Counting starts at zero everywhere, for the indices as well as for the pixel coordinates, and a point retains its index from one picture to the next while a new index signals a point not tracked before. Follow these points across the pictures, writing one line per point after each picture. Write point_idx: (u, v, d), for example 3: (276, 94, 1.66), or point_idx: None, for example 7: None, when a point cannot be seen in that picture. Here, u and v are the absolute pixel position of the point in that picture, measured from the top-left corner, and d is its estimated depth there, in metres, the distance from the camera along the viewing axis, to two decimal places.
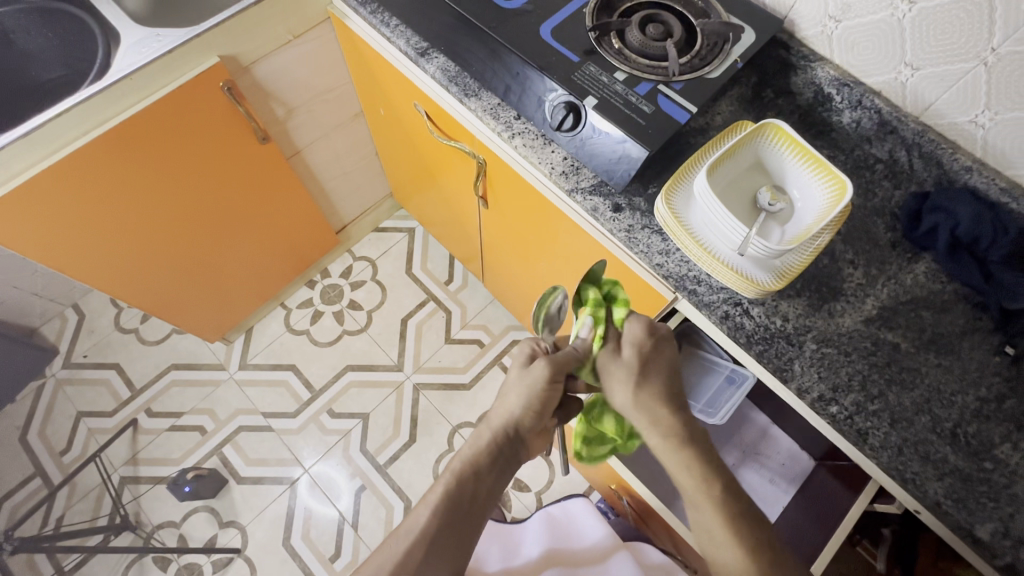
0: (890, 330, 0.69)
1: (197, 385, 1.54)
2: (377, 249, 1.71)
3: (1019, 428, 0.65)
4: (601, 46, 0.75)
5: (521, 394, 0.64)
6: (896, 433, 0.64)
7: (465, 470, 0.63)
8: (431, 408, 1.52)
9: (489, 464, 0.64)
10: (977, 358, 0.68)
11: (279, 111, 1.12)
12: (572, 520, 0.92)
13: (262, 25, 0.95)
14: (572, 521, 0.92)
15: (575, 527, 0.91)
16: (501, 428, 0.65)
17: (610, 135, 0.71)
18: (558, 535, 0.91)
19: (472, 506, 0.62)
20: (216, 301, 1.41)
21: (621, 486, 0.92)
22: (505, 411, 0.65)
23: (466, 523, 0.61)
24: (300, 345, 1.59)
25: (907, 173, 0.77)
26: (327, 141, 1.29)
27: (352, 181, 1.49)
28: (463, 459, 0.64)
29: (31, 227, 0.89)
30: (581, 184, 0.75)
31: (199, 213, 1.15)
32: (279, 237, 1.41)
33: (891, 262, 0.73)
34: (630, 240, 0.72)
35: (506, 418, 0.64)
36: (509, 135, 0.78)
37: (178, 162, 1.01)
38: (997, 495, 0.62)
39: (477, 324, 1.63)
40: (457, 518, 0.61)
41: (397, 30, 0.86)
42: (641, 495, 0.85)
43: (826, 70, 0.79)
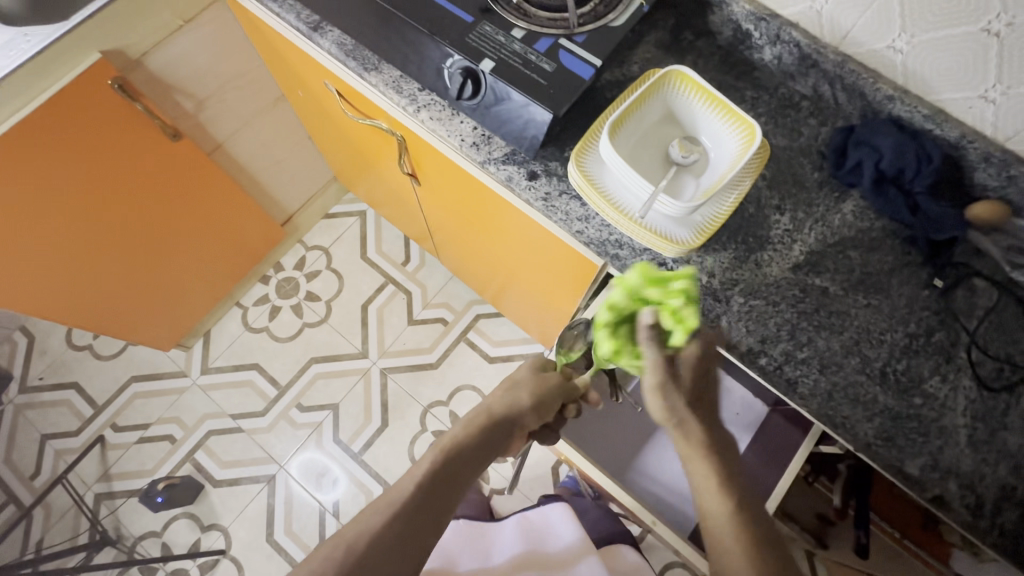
0: (818, 276, 0.68)
1: (161, 395, 1.51)
2: (329, 237, 1.66)
3: (947, 359, 0.64)
4: (496, 2, 0.69)
5: (531, 391, 0.71)
6: (826, 378, 0.64)
7: (455, 447, 0.65)
8: (400, 392, 1.52)
9: (488, 443, 0.67)
10: (907, 293, 0.67)
11: (186, 105, 1.05)
12: (546, 523, 0.92)
13: (142, 13, 0.87)
14: (547, 525, 0.91)
15: (551, 531, 0.91)
16: (503, 415, 0.69)
17: (513, 101, 0.66)
18: (534, 540, 0.90)
19: (459, 476, 0.64)
20: (165, 311, 1.36)
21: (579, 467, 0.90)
22: (508, 400, 0.70)
23: (450, 494, 0.63)
24: (261, 344, 1.56)
25: (833, 108, 0.74)
26: (249, 131, 1.22)
27: (288, 169, 1.43)
28: (463, 428, 0.67)
29: None
30: (493, 154, 0.71)
31: (124, 224, 1.09)
32: (220, 236, 1.35)
33: (818, 203, 0.71)
34: (548, 208, 0.69)
35: (509, 407, 0.69)
36: (415, 109, 0.74)
37: (84, 175, 0.95)
38: (926, 430, 0.62)
39: (439, 303, 1.60)
40: (446, 486, 0.63)
41: (285, 5, 0.79)
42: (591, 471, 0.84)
43: (741, 5, 0.74)
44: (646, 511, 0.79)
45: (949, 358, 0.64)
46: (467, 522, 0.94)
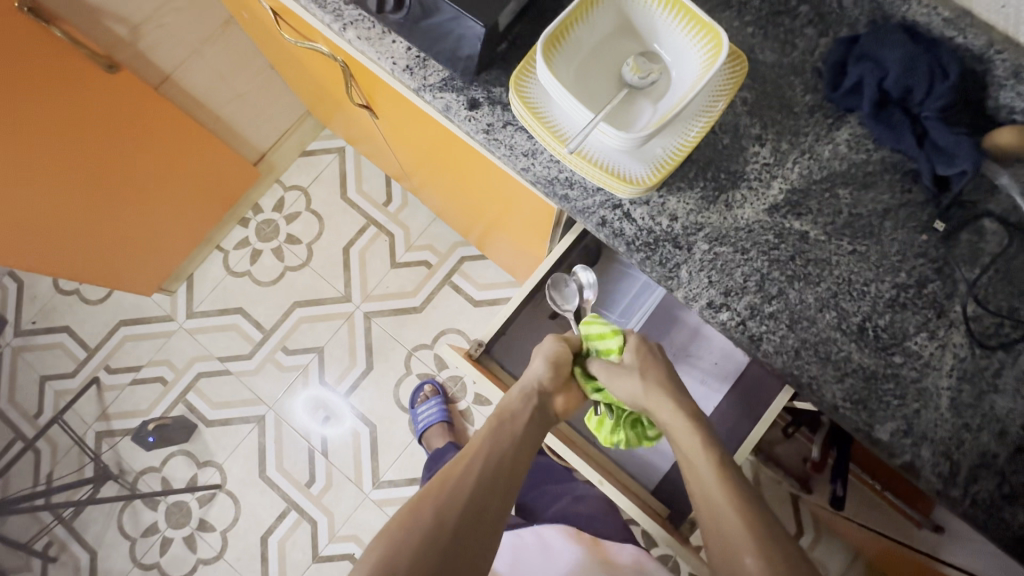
0: (797, 218, 0.59)
1: (150, 338, 1.52)
2: (308, 176, 1.59)
3: (939, 314, 0.57)
4: None
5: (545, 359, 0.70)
6: (794, 335, 0.57)
7: (505, 416, 0.64)
8: (385, 335, 1.50)
9: (520, 440, 0.62)
10: (900, 238, 0.58)
11: (121, 31, 0.95)
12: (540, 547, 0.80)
13: None
14: (540, 549, 0.79)
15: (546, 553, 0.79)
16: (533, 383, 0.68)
17: (441, 14, 0.55)
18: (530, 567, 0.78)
19: (499, 488, 0.57)
20: (138, 255, 1.33)
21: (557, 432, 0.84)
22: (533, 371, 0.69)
23: (489, 518, 0.55)
24: (244, 287, 1.54)
25: (836, 14, 0.61)
26: (200, 59, 1.12)
27: (253, 102, 1.33)
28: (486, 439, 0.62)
29: None
30: (428, 80, 0.62)
31: (74, 167, 1.03)
32: (187, 176, 1.29)
33: (807, 132, 0.61)
34: (490, 142, 0.60)
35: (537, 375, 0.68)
36: (341, 27, 0.64)
37: (13, 113, 0.88)
38: (903, 392, 0.55)
39: (422, 245, 1.54)
40: (479, 505, 0.55)
41: None
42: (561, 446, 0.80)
43: None
44: (590, 471, 0.77)
45: (941, 313, 0.57)
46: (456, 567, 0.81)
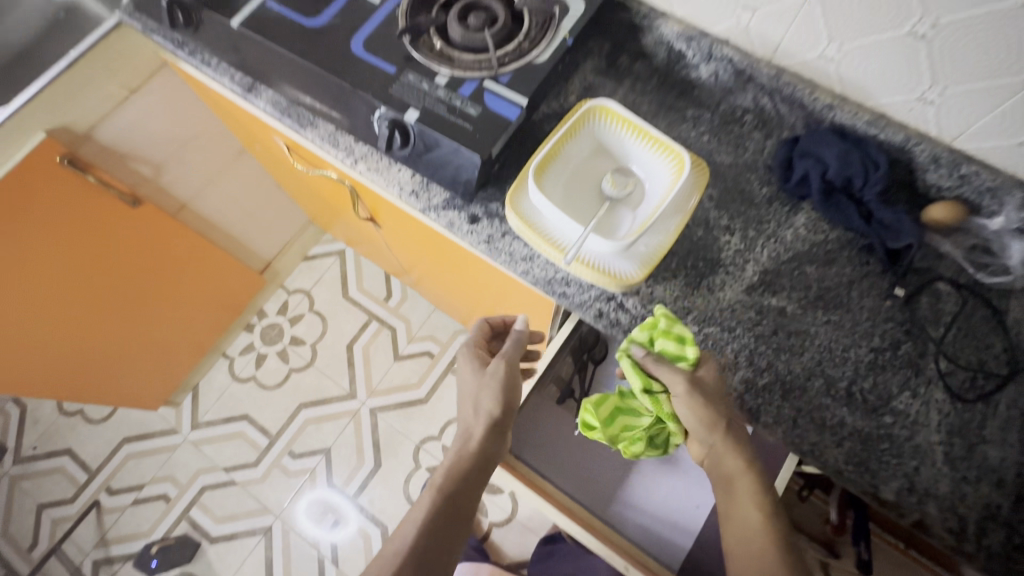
0: (773, 296, 0.65)
1: (154, 453, 1.51)
2: (310, 279, 1.66)
3: (917, 373, 0.62)
4: (418, 49, 0.67)
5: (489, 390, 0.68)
6: (789, 404, 0.61)
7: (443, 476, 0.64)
8: (392, 429, 1.50)
9: (461, 501, 0.63)
10: (868, 306, 0.65)
11: (145, 170, 1.06)
12: None
13: (87, 87, 0.89)
14: None
15: None
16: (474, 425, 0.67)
17: (443, 149, 0.64)
18: None
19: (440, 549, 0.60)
20: (149, 369, 1.37)
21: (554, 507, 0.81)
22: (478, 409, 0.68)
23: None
24: (249, 393, 1.56)
25: (776, 120, 0.72)
26: (214, 186, 1.23)
27: (261, 218, 1.43)
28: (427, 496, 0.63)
29: None
30: (433, 201, 0.70)
31: (97, 293, 1.09)
32: (199, 289, 1.36)
33: (769, 220, 0.69)
34: (492, 250, 0.68)
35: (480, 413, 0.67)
36: (352, 161, 0.74)
37: (45, 250, 0.95)
38: (900, 450, 0.59)
39: (424, 336, 1.59)
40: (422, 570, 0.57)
41: (220, 69, 0.78)
42: (575, 530, 0.79)
43: (670, 26, 0.72)
44: (617, 558, 0.76)
45: (918, 371, 0.62)
46: None
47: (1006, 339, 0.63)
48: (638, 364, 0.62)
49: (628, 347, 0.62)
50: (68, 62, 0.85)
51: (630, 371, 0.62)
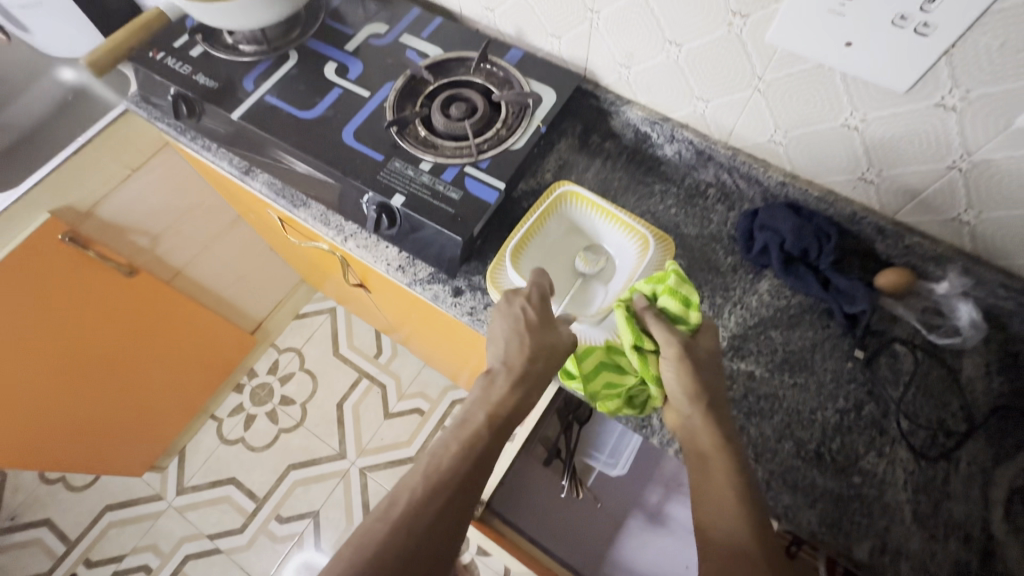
0: (741, 360, 0.69)
1: (136, 521, 1.47)
2: (301, 337, 1.68)
3: (881, 433, 0.65)
4: (403, 139, 0.73)
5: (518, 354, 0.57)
6: (762, 467, 0.63)
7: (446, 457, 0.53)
8: (381, 490, 1.48)
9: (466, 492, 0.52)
10: (831, 368, 0.68)
11: (142, 242, 1.10)
12: None
13: (90, 168, 0.94)
14: None
15: None
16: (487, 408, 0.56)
17: (427, 229, 0.69)
18: None
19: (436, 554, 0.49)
20: (135, 434, 1.36)
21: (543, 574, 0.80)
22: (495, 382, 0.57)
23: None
24: (237, 455, 1.54)
25: (736, 193, 0.78)
26: (208, 253, 1.27)
27: (253, 281, 1.47)
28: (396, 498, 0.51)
29: None
30: (418, 275, 0.74)
31: (88, 361, 1.11)
32: (189, 352, 1.37)
33: (735, 286, 0.73)
34: (475, 322, 0.71)
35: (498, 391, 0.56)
36: (342, 238, 0.78)
37: (40, 322, 0.97)
38: (869, 510, 0.61)
39: (414, 393, 1.60)
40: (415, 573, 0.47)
41: (219, 153, 0.85)
42: None
43: (635, 112, 0.79)
44: None
45: (882, 431, 0.65)
46: None
47: (962, 398, 0.66)
48: (633, 317, 0.58)
49: (629, 299, 0.60)
50: (75, 147, 0.91)
51: (623, 319, 0.58)
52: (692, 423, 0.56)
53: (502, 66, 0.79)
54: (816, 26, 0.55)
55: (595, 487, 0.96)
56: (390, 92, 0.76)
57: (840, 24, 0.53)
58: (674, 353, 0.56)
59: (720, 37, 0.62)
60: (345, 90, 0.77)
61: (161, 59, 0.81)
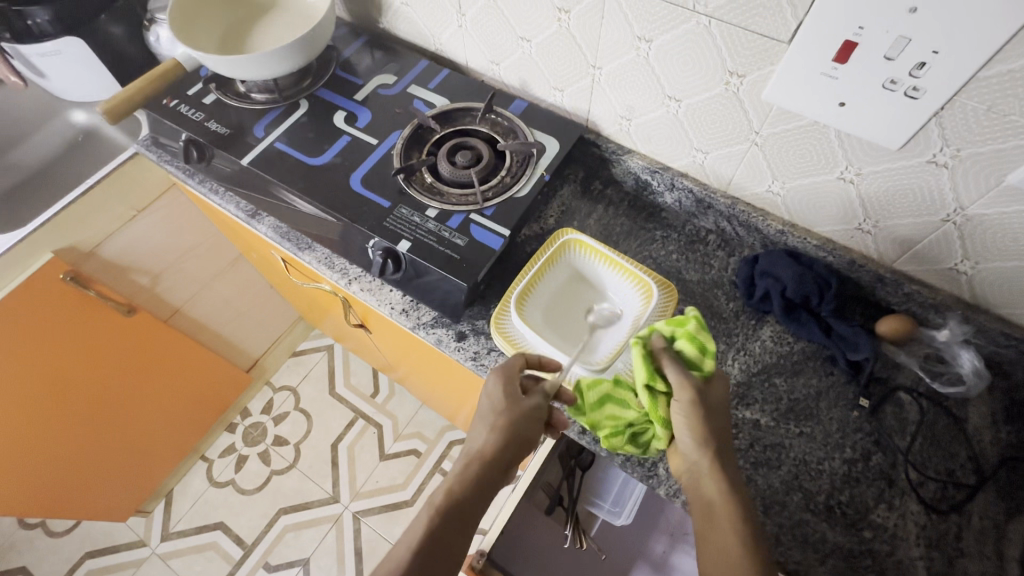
0: (747, 408, 0.68)
1: (117, 570, 1.41)
2: (297, 375, 1.66)
3: (890, 484, 0.64)
4: (410, 185, 0.74)
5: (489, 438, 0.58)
6: (772, 520, 0.62)
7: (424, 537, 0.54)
8: (375, 536, 1.43)
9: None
10: (837, 417, 0.68)
11: (143, 281, 1.09)
12: None
13: (96, 210, 0.95)
14: None
15: None
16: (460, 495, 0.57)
17: (432, 275, 0.69)
18: None
19: None
20: (121, 478, 1.32)
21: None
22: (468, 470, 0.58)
23: None
24: (226, 498, 1.49)
25: (736, 240, 0.80)
26: (209, 291, 1.26)
27: (251, 318, 1.46)
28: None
29: None
30: (422, 319, 0.74)
31: (78, 401, 1.09)
32: (182, 392, 1.35)
33: (738, 332, 0.74)
34: (478, 367, 0.71)
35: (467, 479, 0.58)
36: (346, 282, 0.78)
37: (32, 362, 0.96)
38: (883, 567, 0.59)
39: (411, 433, 1.57)
40: None
41: (226, 197, 0.85)
42: None
43: (636, 161, 0.81)
44: None
45: (892, 483, 0.64)
46: None
47: (970, 448, 0.66)
48: (649, 355, 0.57)
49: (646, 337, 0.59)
50: (83, 189, 0.91)
51: (640, 356, 0.56)
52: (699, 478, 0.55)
53: (507, 116, 0.81)
54: (810, 87, 0.57)
55: (599, 536, 0.93)
56: (398, 140, 0.78)
57: (833, 85, 0.55)
58: (687, 403, 0.55)
59: (718, 95, 0.65)
60: (353, 137, 0.79)
61: (175, 105, 0.83)
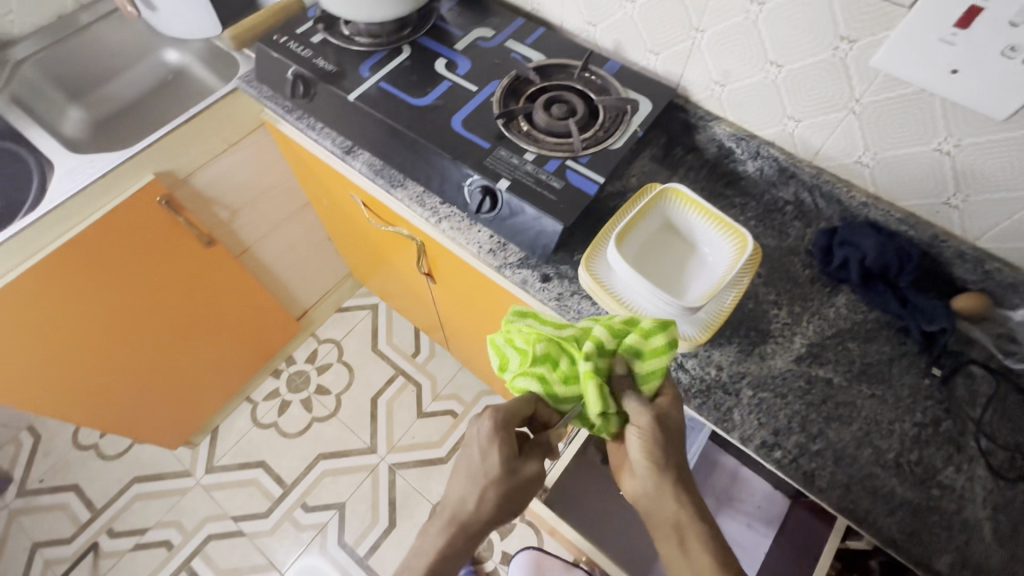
0: (820, 366, 0.71)
1: (162, 496, 1.47)
2: (341, 329, 1.71)
3: (959, 449, 0.66)
4: (509, 130, 0.78)
5: (475, 470, 0.60)
6: (842, 471, 0.64)
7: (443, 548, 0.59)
8: (409, 488, 1.48)
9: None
10: (908, 382, 0.70)
11: (222, 215, 1.14)
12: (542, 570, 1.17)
13: (194, 139, 1.00)
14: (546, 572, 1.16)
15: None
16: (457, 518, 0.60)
17: (527, 214, 0.72)
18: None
19: None
20: (176, 407, 1.38)
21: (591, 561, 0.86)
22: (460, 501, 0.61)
23: None
24: (269, 439, 1.55)
25: (815, 212, 0.81)
26: (276, 235, 1.31)
27: (308, 268, 1.51)
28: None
29: None
30: (508, 259, 0.77)
31: (152, 324, 1.14)
32: (239, 331, 1.40)
33: (813, 298, 0.76)
34: (561, 307, 0.74)
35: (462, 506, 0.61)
36: (436, 220, 0.81)
37: (121, 278, 1.02)
38: (949, 523, 0.61)
39: (448, 394, 1.61)
40: None
41: (323, 133, 0.88)
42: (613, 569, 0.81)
43: (723, 128, 0.83)
44: None
45: (960, 448, 0.66)
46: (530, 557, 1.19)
47: None
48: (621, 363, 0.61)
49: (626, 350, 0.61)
50: (186, 116, 0.96)
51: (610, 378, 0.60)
52: (653, 489, 0.58)
53: (601, 74, 0.84)
54: (924, 53, 0.59)
55: None
56: (497, 88, 0.82)
57: (950, 52, 0.57)
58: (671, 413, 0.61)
59: (822, 61, 0.67)
60: (454, 83, 0.83)
61: (285, 42, 0.88)
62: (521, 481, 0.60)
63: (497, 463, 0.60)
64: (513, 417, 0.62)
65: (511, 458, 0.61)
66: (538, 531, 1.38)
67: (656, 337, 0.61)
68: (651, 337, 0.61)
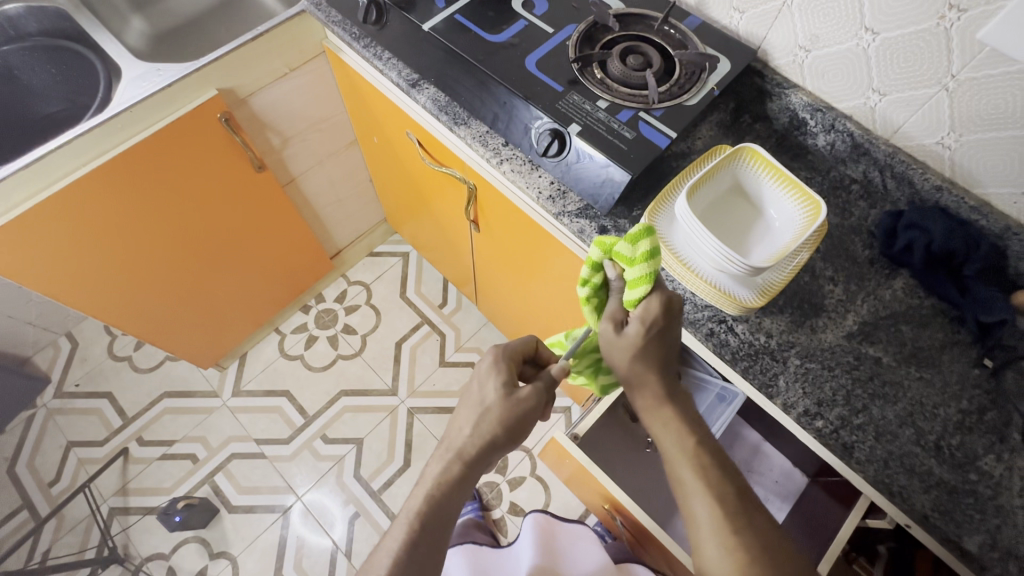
0: (871, 345, 0.71)
1: (189, 412, 1.53)
2: (372, 274, 1.73)
3: (1001, 439, 0.66)
4: (584, 76, 0.77)
5: (478, 395, 0.63)
6: (881, 446, 0.65)
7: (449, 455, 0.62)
8: (425, 432, 1.51)
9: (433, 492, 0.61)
10: (957, 370, 0.70)
11: (274, 141, 1.15)
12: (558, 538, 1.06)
13: (259, 59, 1.00)
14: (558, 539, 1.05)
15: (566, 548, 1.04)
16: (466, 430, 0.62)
17: (594, 161, 0.72)
18: (550, 549, 1.03)
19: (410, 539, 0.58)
20: (211, 329, 1.41)
21: (613, 506, 0.91)
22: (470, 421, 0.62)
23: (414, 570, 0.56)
24: (294, 370, 1.59)
25: (881, 193, 0.80)
26: (321, 168, 1.31)
27: (347, 208, 1.52)
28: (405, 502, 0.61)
29: (42, 260, 0.93)
30: (567, 208, 0.76)
31: (196, 241, 1.16)
32: (275, 262, 1.41)
33: (870, 278, 0.75)
34: None
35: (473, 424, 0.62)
36: (497, 161, 0.79)
37: (174, 189, 1.03)
38: (983, 507, 0.62)
39: (471, 347, 1.63)
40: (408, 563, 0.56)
41: (389, 63, 0.85)
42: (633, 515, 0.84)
43: (800, 96, 0.81)
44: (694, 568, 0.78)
45: (1003, 438, 0.66)
46: (541, 520, 1.07)
47: None
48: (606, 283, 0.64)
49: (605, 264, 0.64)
50: (253, 34, 0.96)
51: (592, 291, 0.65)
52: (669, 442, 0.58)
53: (680, 29, 0.82)
54: None
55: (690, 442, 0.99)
56: (573, 33, 0.81)
57: None
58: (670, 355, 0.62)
59: (924, 30, 0.66)
60: (530, 23, 0.83)
61: None
62: (520, 408, 0.62)
63: (493, 388, 0.62)
64: (514, 354, 0.65)
65: (508, 387, 0.63)
66: (547, 486, 1.42)
67: (641, 243, 0.59)
68: (638, 244, 0.59)
